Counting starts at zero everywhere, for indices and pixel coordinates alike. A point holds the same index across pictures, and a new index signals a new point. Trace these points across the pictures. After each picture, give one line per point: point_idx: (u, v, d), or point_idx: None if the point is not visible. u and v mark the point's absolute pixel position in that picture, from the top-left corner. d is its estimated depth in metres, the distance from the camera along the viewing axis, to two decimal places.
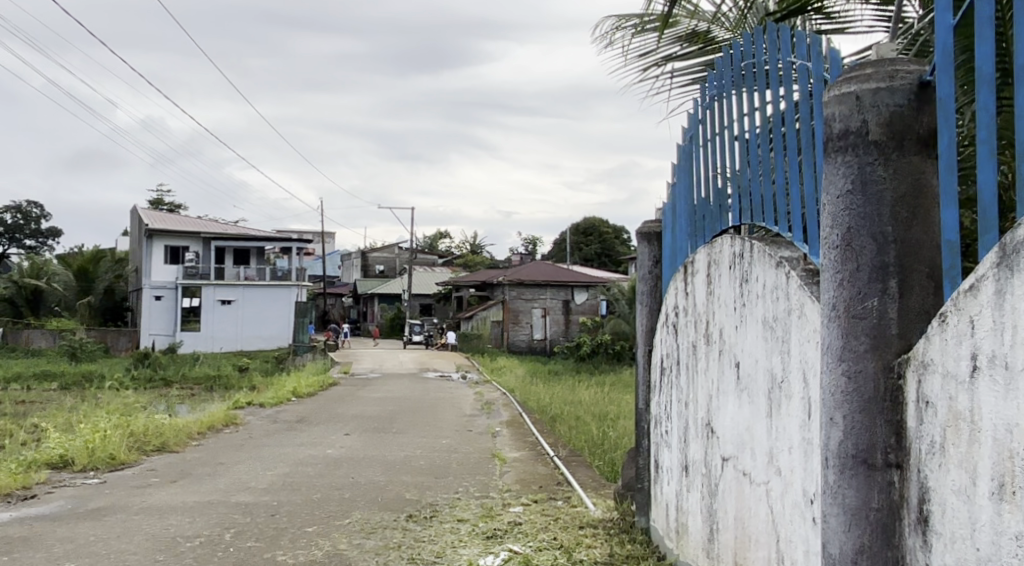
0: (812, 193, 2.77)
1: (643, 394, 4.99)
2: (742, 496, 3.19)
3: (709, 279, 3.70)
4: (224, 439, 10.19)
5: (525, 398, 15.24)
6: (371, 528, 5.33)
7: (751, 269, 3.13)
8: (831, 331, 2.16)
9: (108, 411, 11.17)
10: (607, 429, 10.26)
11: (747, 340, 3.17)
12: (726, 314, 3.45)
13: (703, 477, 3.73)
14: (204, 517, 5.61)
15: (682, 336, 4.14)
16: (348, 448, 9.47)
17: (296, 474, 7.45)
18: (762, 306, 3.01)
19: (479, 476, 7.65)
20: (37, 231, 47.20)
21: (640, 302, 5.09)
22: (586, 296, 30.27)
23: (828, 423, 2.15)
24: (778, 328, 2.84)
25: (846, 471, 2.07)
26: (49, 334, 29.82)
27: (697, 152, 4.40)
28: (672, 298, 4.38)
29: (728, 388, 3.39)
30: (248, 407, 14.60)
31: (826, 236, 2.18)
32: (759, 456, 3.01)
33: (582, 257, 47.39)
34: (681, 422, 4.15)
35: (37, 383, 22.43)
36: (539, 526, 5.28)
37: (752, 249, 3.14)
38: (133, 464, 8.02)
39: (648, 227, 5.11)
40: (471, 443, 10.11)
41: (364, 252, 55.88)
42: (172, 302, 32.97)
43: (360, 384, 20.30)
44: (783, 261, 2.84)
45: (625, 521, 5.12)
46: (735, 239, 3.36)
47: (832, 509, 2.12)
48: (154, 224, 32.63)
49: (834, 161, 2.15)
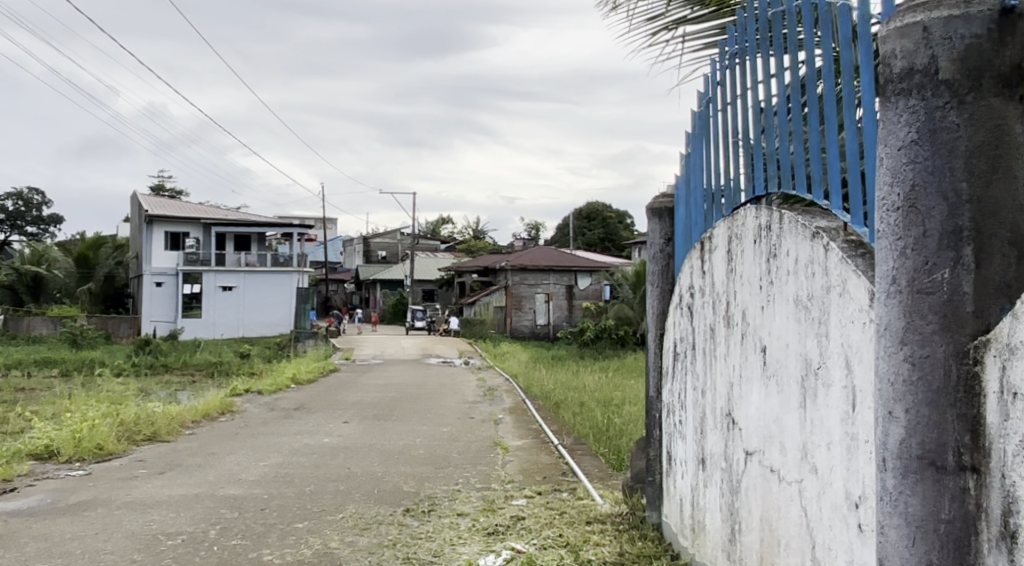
0: (854, 151, 2.41)
1: (654, 381, 4.67)
2: (770, 495, 2.87)
3: (730, 254, 3.35)
4: (220, 428, 9.90)
5: (528, 384, 14.94)
6: (365, 524, 5.03)
7: (781, 242, 2.78)
8: (889, 309, 1.83)
9: (101, 399, 10.88)
10: (612, 415, 9.95)
11: (776, 322, 2.83)
12: (750, 294, 3.11)
13: (723, 472, 3.41)
14: (190, 512, 5.32)
15: (699, 319, 3.81)
16: (346, 437, 9.18)
17: (290, 465, 7.16)
18: (794, 284, 2.67)
19: (481, 465, 7.36)
20: (38, 218, 46.98)
21: (650, 282, 4.76)
22: (589, 281, 29.97)
23: (885, 418, 1.81)
24: (815, 308, 2.50)
25: (909, 474, 1.74)
26: (50, 321, 29.58)
27: (714, 120, 4.01)
28: (687, 277, 4.05)
29: (753, 377, 3.07)
30: (246, 395, 14.32)
31: (884, 196, 1.84)
32: (791, 452, 2.69)
33: (585, 242, 47.02)
34: (697, 412, 3.83)
35: (37, 369, 22.20)
36: (543, 522, 4.96)
37: (782, 220, 2.78)
38: (121, 455, 7.74)
39: (658, 203, 4.77)
40: (472, 431, 9.81)
41: (366, 238, 55.52)
42: (173, 289, 32.70)
43: (361, 370, 20.05)
44: (819, 231, 2.50)
45: (635, 516, 4.80)
46: (762, 208, 3.01)
47: (890, 519, 1.80)
48: (154, 211, 32.35)
49: (894, 107, 1.80)
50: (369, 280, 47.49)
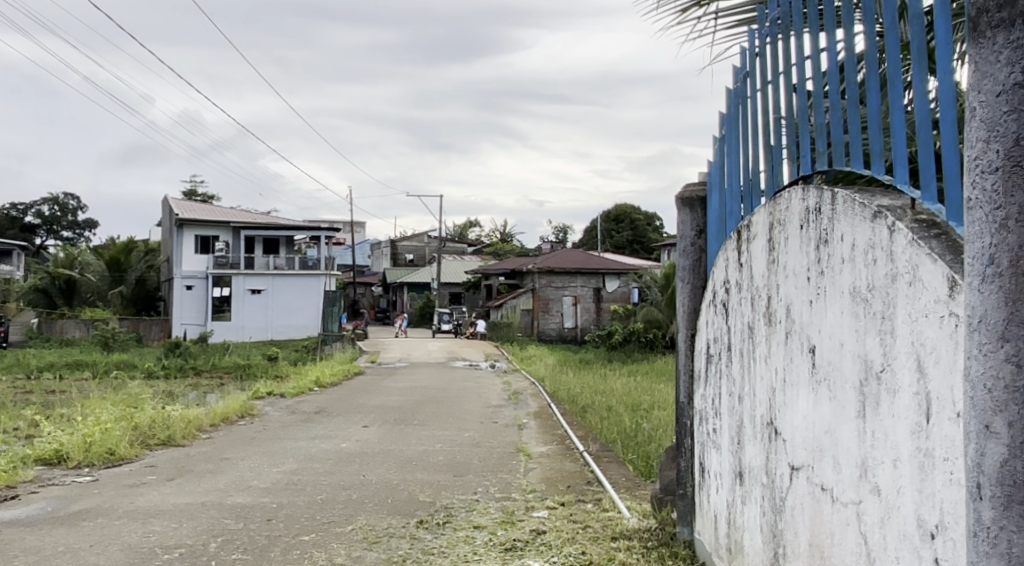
0: (925, 120, 2.04)
1: (685, 385, 4.31)
2: (820, 517, 2.51)
3: (772, 243, 2.98)
4: (237, 432, 9.66)
5: (554, 387, 14.63)
6: (375, 537, 4.72)
7: (834, 225, 2.41)
8: (984, 296, 1.44)
9: (119, 401, 10.70)
10: (640, 420, 9.55)
11: (828, 318, 2.46)
12: (796, 287, 2.74)
13: (764, 489, 3.05)
14: (193, 522, 5.03)
15: (735, 316, 3.44)
16: (365, 441, 8.91)
17: (304, 472, 6.88)
18: (850, 274, 2.30)
19: (502, 473, 7.01)
20: (73, 223, 47.68)
21: (680, 277, 4.39)
22: (617, 283, 29.53)
23: (980, 433, 1.43)
24: (877, 301, 2.13)
25: (1014, 506, 1.37)
26: (83, 324, 29.79)
27: (751, 99, 3.60)
28: (721, 271, 3.69)
29: (799, 382, 2.70)
30: (268, 398, 14.17)
31: (976, 156, 1.47)
32: (847, 469, 2.32)
33: (614, 245, 46.55)
34: (733, 419, 3.47)
35: (69, 372, 22.31)
36: (565, 537, 4.60)
37: (836, 199, 2.41)
38: (132, 460, 7.53)
39: (688, 191, 4.40)
40: (495, 436, 9.46)
41: (394, 241, 55.52)
42: (202, 292, 32.81)
43: (387, 373, 19.86)
44: (882, 210, 2.13)
45: (664, 533, 4.43)
46: (811, 188, 2.63)
47: (987, 560, 1.43)
48: (184, 214, 32.47)
49: (989, 41, 1.43)
50: (396, 283, 47.42)
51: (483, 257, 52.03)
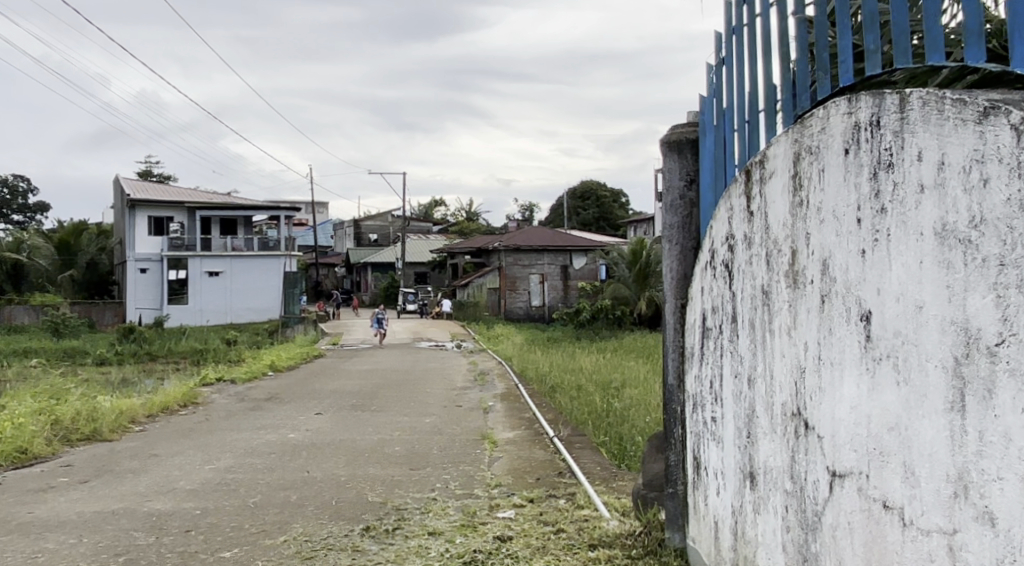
0: None
1: (673, 365, 3.65)
2: (880, 545, 1.84)
3: (799, 179, 2.29)
4: (176, 423, 8.83)
5: (522, 367, 13.94)
6: (311, 552, 3.99)
7: (907, 139, 1.72)
8: None
9: (46, 390, 9.76)
10: (612, 400, 8.88)
11: (894, 270, 1.78)
12: (838, 236, 2.05)
13: (787, 497, 2.38)
14: (95, 537, 4.26)
15: (742, 280, 2.76)
16: (315, 431, 8.13)
17: (239, 469, 6.11)
18: (934, 206, 1.62)
19: (463, 465, 6.28)
20: (25, 207, 45.66)
21: (665, 237, 3.69)
22: (584, 261, 28.86)
23: None
24: (989, 241, 1.45)
25: None
26: (32, 310, 28.40)
27: (764, 12, 2.84)
28: (722, 222, 3.00)
29: (844, 360, 2.02)
30: (217, 384, 13.28)
31: None
32: (928, 484, 1.64)
33: (580, 222, 45.93)
34: (739, 408, 2.80)
35: (14, 359, 21.06)
36: (534, 546, 3.91)
37: (909, 101, 1.71)
38: (46, 459, 6.68)
39: (675, 134, 3.68)
40: (459, 422, 8.73)
41: (357, 221, 54.29)
42: (158, 276, 31.37)
43: (349, 356, 19.03)
44: (998, 104, 1.45)
45: (650, 538, 3.76)
46: (862, 94, 1.93)
47: None
48: (137, 195, 30.90)
49: None
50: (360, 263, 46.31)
51: (449, 236, 51.03)
